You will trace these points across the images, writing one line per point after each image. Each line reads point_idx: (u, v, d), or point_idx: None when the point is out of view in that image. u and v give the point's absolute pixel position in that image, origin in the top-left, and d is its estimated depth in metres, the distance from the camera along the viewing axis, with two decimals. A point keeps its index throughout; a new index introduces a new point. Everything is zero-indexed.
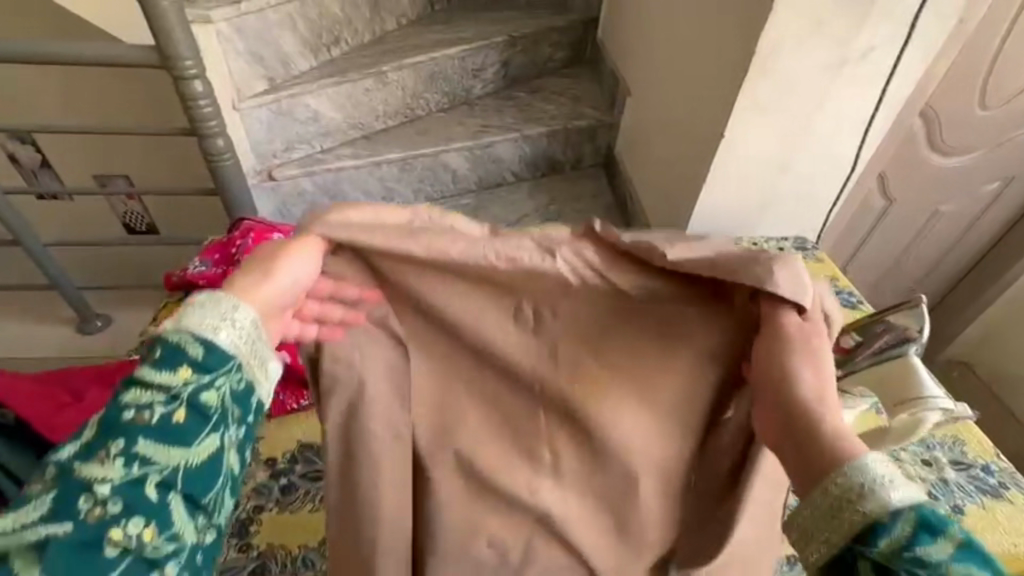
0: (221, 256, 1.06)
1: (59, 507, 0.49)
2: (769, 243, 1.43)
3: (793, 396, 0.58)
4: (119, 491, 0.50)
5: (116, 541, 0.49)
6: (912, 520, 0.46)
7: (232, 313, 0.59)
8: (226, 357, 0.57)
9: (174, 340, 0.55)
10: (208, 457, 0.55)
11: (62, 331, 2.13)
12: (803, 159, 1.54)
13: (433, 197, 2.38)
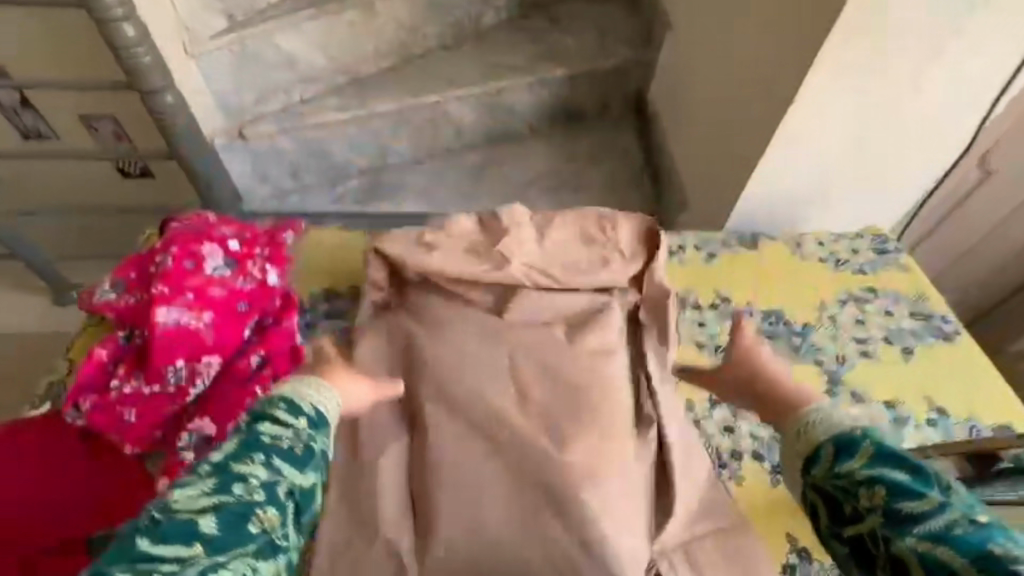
0: (137, 276, 0.83)
1: (219, 486, 0.52)
2: (840, 245, 1.14)
3: (762, 382, 0.74)
4: (267, 479, 0.54)
5: (262, 518, 0.52)
6: (834, 448, 0.60)
7: (321, 397, 0.64)
8: (328, 419, 0.63)
9: (301, 402, 0.62)
10: (313, 484, 0.58)
11: (39, 303, 1.97)
12: (881, 152, 1.14)
13: (436, 155, 2.04)
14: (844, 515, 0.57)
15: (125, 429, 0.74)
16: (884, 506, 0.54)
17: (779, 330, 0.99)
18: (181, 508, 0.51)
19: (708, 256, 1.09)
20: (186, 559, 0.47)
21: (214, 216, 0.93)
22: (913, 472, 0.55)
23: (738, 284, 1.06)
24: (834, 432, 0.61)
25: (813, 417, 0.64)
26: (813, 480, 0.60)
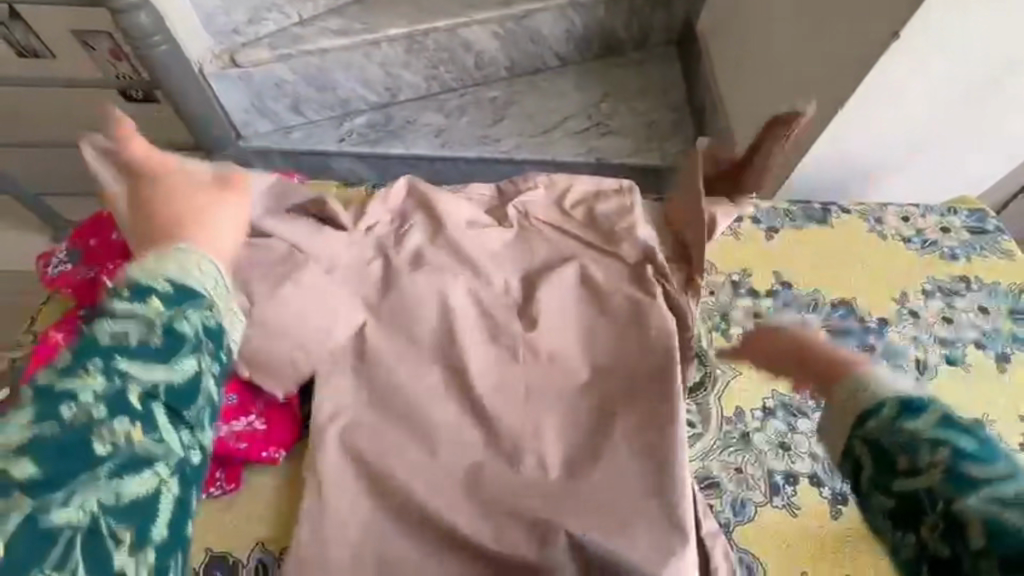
0: (96, 246, 0.71)
1: (41, 412, 0.37)
2: (928, 221, 0.95)
3: (813, 348, 0.47)
4: (115, 392, 0.38)
5: (108, 434, 0.37)
6: (894, 404, 0.38)
7: (196, 259, 0.43)
8: (206, 292, 0.42)
9: (148, 276, 0.41)
10: (198, 371, 0.40)
11: (37, 242, 1.87)
12: (988, 102, 0.94)
13: (452, 88, 1.81)
14: (897, 478, 0.37)
15: None
16: (948, 465, 0.35)
17: (848, 326, 0.83)
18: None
19: (768, 232, 0.92)
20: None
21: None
22: (976, 435, 0.36)
23: (800, 267, 0.90)
24: (890, 386, 0.40)
25: (851, 387, 0.41)
26: (854, 440, 0.39)
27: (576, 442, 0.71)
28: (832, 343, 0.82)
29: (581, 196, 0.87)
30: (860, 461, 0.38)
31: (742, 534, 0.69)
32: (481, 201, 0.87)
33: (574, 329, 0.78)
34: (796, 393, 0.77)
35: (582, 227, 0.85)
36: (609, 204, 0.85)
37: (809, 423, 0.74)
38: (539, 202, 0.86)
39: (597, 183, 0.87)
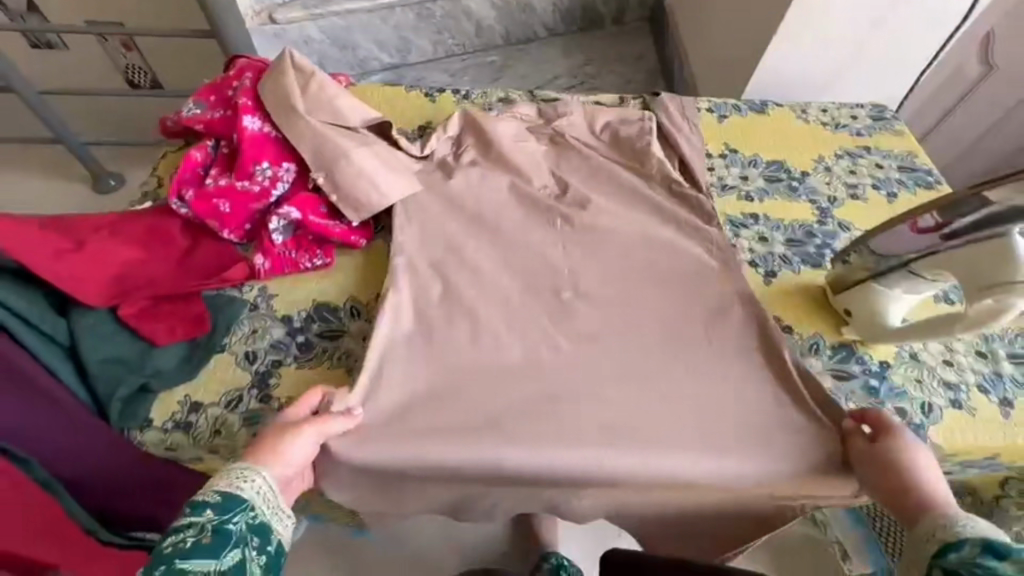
0: (217, 99, 0.94)
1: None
2: (841, 112, 1.24)
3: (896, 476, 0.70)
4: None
5: None
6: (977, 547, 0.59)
7: (247, 478, 0.64)
8: (247, 496, 0.63)
9: (206, 514, 0.60)
10: (242, 559, 0.60)
11: (77, 189, 2.02)
12: (891, 25, 1.22)
13: (455, 54, 2.08)
14: None
15: (223, 217, 0.86)
16: None
17: (779, 175, 1.10)
18: None
19: (720, 117, 1.20)
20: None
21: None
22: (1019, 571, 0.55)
23: (744, 140, 1.17)
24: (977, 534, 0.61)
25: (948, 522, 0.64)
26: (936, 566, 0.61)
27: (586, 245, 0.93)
28: (766, 184, 1.09)
29: (607, 121, 1.02)
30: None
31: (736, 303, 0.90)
32: (528, 119, 1.02)
33: (584, 168, 0.98)
34: (741, 215, 1.03)
35: (604, 143, 1.01)
36: (632, 128, 1.00)
37: (750, 232, 1.00)
38: (573, 123, 1.01)
39: (624, 111, 1.02)
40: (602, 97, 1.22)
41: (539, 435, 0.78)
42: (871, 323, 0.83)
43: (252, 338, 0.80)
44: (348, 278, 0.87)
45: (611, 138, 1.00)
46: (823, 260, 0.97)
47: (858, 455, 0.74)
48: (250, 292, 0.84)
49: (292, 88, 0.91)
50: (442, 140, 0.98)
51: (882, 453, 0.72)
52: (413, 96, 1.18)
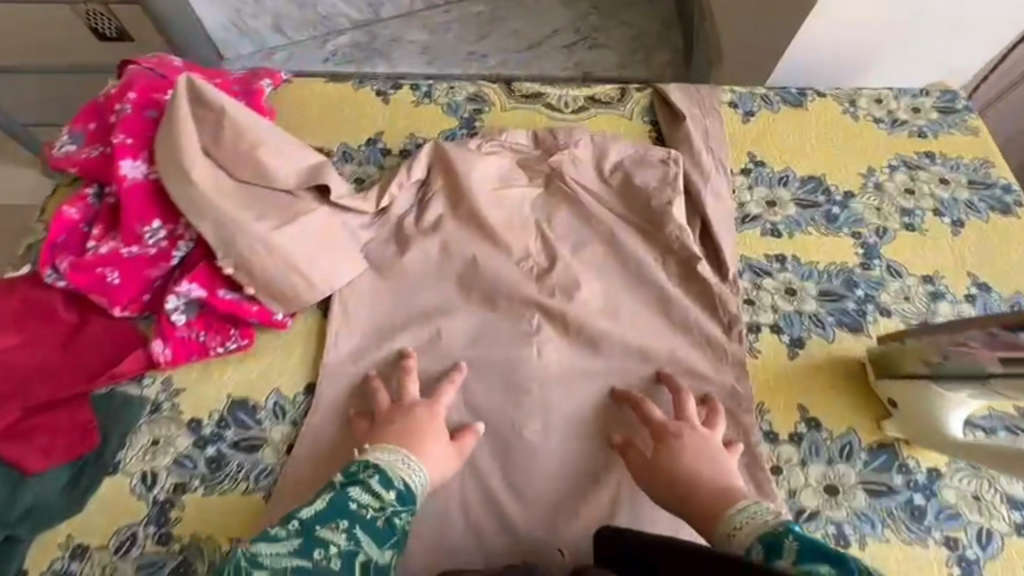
0: (97, 128, 0.74)
1: (302, 549, 0.55)
2: (900, 103, 0.98)
3: (696, 491, 0.62)
4: (346, 549, 0.56)
5: None
6: (761, 552, 0.55)
7: (409, 470, 0.62)
8: (415, 497, 0.61)
9: (391, 487, 0.60)
10: (386, 561, 0.58)
11: (26, 176, 1.83)
12: None
13: (436, 5, 1.76)
14: None
15: (111, 292, 0.69)
16: None
17: (816, 198, 0.88)
18: (267, 566, 0.54)
19: (744, 115, 0.96)
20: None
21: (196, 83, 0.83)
22: (834, 564, 0.50)
23: (774, 147, 0.93)
24: (761, 529, 0.56)
25: (750, 517, 0.58)
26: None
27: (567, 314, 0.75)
28: (799, 212, 0.87)
29: (619, 161, 0.87)
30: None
31: (755, 388, 0.73)
32: (520, 151, 0.89)
33: (570, 210, 0.84)
34: (765, 257, 0.82)
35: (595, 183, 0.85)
36: (649, 173, 0.85)
37: (774, 282, 0.80)
38: (572, 161, 0.87)
39: (642, 153, 0.86)
40: (598, 91, 0.97)
41: (495, 564, 0.66)
42: (923, 427, 0.66)
43: (151, 452, 0.65)
44: (272, 365, 0.71)
45: (620, 186, 0.85)
46: (865, 321, 0.78)
47: (642, 465, 0.67)
48: (152, 386, 0.69)
49: (186, 112, 0.70)
50: (407, 185, 0.83)
51: (661, 459, 0.66)
52: (363, 94, 0.95)
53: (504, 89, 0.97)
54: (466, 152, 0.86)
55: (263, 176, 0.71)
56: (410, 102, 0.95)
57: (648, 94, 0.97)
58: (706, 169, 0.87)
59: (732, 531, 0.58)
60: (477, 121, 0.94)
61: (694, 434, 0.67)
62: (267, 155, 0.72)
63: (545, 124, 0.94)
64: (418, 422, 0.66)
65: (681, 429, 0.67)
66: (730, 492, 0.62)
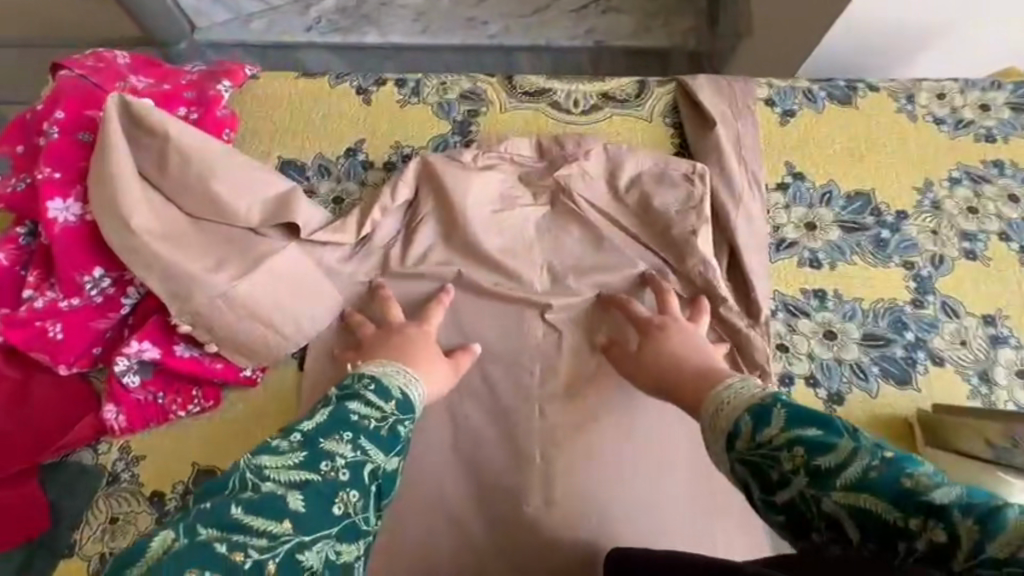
0: (23, 154, 0.64)
1: (308, 461, 0.48)
2: (967, 99, 0.84)
3: (678, 375, 0.57)
4: (355, 460, 0.49)
5: (343, 500, 0.47)
6: (749, 422, 0.46)
7: (405, 382, 0.57)
8: (415, 408, 0.56)
9: (393, 395, 0.55)
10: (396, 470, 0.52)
11: None
12: None
13: None
14: (775, 497, 0.43)
15: (52, 350, 0.61)
16: (807, 468, 0.42)
17: (863, 220, 0.76)
18: (271, 477, 0.47)
19: (783, 115, 0.83)
20: (280, 534, 0.43)
21: (139, 90, 0.70)
22: (824, 427, 0.42)
23: (816, 155, 0.81)
24: (749, 400, 0.47)
25: (731, 395, 0.49)
26: (735, 459, 0.45)
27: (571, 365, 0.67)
28: (844, 236, 0.76)
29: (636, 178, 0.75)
30: (746, 480, 0.45)
31: None
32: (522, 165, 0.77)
33: (578, 237, 0.73)
34: (802, 293, 0.72)
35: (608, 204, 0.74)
36: (671, 193, 0.73)
37: (811, 324, 0.70)
38: (583, 177, 0.75)
39: (663, 168, 0.74)
40: (613, 86, 0.84)
41: None
42: None
43: (108, 532, 0.59)
44: (240, 430, 0.63)
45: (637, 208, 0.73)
46: (914, 371, 0.68)
47: (630, 360, 0.63)
48: (108, 453, 0.61)
49: (124, 138, 0.61)
50: (391, 209, 0.72)
51: (647, 350, 0.62)
52: (340, 93, 0.82)
53: (503, 83, 0.84)
54: (457, 167, 0.74)
55: (219, 209, 0.62)
56: (394, 102, 0.82)
57: (672, 88, 0.83)
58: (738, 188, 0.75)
59: (720, 402, 0.49)
60: (473, 125, 0.82)
61: (680, 325, 0.63)
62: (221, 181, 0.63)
63: (550, 128, 0.81)
64: (413, 340, 0.62)
65: (665, 321, 0.63)
66: (713, 371, 0.55)
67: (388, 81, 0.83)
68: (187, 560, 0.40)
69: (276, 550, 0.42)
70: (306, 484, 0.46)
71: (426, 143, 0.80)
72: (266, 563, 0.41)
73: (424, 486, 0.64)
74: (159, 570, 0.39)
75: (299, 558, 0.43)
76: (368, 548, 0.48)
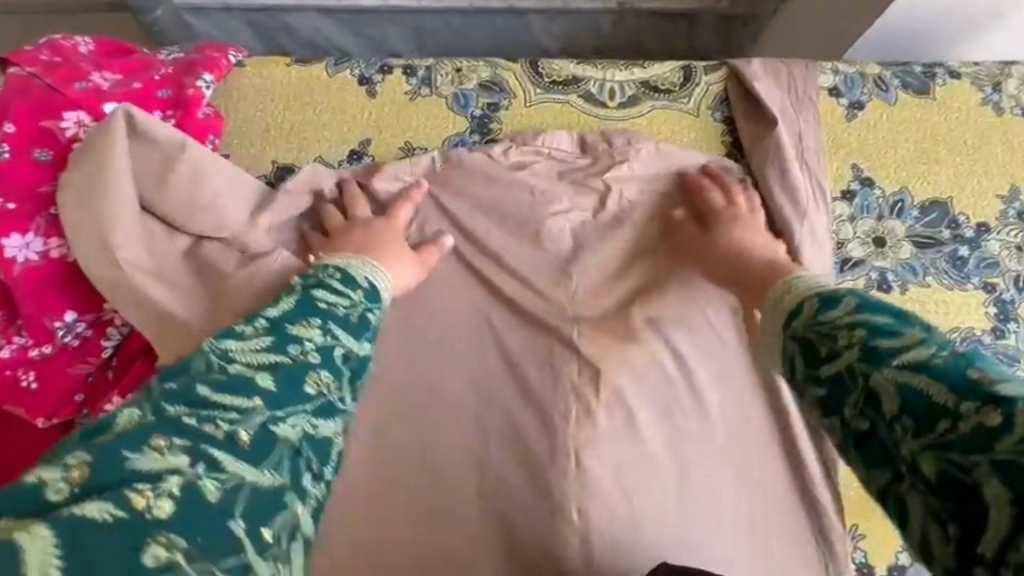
0: None
1: (276, 343, 0.46)
2: None
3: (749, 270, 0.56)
4: (325, 344, 0.48)
5: (315, 379, 0.45)
6: (816, 303, 0.42)
7: (371, 274, 0.56)
8: (383, 300, 0.55)
9: (361, 285, 0.54)
10: (366, 355, 0.51)
11: None
12: None
13: None
14: (823, 368, 0.38)
15: (28, 402, 0.55)
16: (864, 343, 0.37)
17: (939, 234, 0.67)
18: (237, 359, 0.44)
19: (850, 108, 0.72)
20: (251, 407, 0.41)
21: (103, 89, 0.60)
22: (898, 315, 0.38)
23: (887, 157, 0.70)
24: (823, 290, 0.44)
25: (797, 285, 0.46)
26: (790, 335, 0.42)
27: (614, 410, 0.59)
28: (917, 254, 0.67)
29: (684, 187, 0.66)
30: (793, 355, 0.41)
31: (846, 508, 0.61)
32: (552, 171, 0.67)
33: (618, 258, 0.64)
34: None
35: (653, 219, 0.65)
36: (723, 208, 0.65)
37: None
38: (622, 191, 0.66)
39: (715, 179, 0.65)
40: (654, 73, 0.72)
41: None
42: None
43: None
44: None
45: (687, 223, 0.64)
46: None
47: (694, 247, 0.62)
48: None
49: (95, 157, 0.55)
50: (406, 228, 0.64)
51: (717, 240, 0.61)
52: (337, 84, 0.70)
53: (528, 71, 0.72)
54: (484, 180, 0.66)
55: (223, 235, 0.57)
56: (400, 95, 0.71)
57: (723, 74, 0.72)
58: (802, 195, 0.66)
59: (791, 291, 0.46)
60: (494, 121, 0.71)
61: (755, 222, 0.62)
62: (223, 204, 0.58)
63: (583, 125, 0.71)
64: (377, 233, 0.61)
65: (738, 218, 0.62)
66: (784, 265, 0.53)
67: (392, 69, 0.71)
68: (150, 430, 0.37)
69: (248, 421, 0.40)
70: (271, 365, 0.44)
71: (440, 144, 0.70)
72: (238, 436, 0.39)
73: (406, 479, 0.60)
74: (114, 444, 0.36)
75: (274, 429, 0.40)
76: (345, 429, 0.46)
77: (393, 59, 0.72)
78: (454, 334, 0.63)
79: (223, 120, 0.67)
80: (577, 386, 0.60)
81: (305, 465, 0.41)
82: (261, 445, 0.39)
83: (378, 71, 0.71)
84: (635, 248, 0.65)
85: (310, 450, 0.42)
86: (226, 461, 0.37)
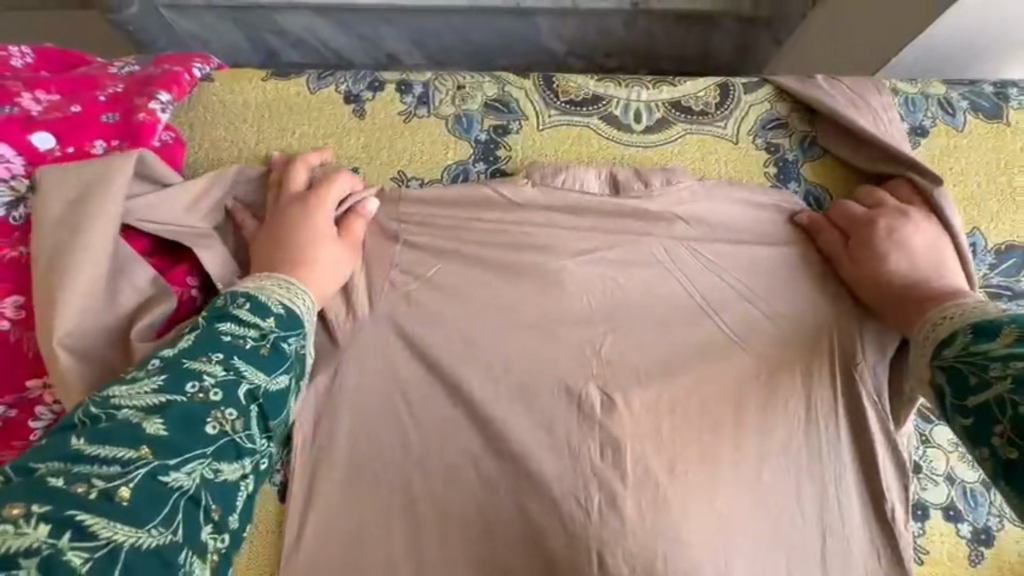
0: None
1: (169, 383, 0.38)
2: None
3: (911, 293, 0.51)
4: (227, 379, 0.40)
5: (219, 417, 0.38)
6: (968, 333, 0.42)
7: (291, 295, 0.47)
8: (306, 323, 0.47)
9: (277, 311, 0.45)
10: (286, 388, 0.44)
11: None
12: None
13: None
14: (971, 397, 0.39)
15: None
16: (1020, 373, 0.37)
17: (1016, 283, 0.59)
18: (122, 405, 0.37)
19: (913, 135, 0.62)
20: (134, 459, 0.34)
21: (33, 115, 0.51)
22: None
23: (957, 192, 0.61)
24: (981, 317, 0.43)
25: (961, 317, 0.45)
26: (938, 364, 0.43)
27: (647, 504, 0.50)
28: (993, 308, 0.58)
29: (725, 232, 0.57)
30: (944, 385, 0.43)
31: None
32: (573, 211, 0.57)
33: (649, 314, 0.55)
34: None
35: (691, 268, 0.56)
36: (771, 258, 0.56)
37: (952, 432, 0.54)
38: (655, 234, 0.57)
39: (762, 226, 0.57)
40: (685, 91, 0.63)
41: None
42: None
43: None
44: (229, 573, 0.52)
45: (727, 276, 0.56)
46: None
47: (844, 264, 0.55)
48: None
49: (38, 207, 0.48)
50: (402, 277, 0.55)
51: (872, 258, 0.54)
52: (319, 102, 0.60)
53: (540, 88, 0.62)
54: (495, 215, 0.57)
55: None
56: (394, 117, 0.61)
57: (764, 94, 0.63)
58: (878, 227, 0.54)
59: (953, 320, 0.45)
60: (501, 146, 0.61)
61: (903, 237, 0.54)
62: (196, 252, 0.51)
63: (606, 152, 0.61)
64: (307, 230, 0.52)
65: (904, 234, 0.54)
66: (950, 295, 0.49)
67: (383, 85, 0.62)
68: (5, 497, 0.31)
69: (130, 476, 0.33)
70: (162, 409, 0.37)
71: (442, 176, 0.60)
72: (117, 492, 0.32)
73: (394, 535, 0.52)
74: None
75: (163, 480, 0.34)
76: (258, 470, 0.40)
77: (384, 73, 0.62)
78: (456, 403, 0.53)
79: (184, 145, 0.57)
80: (604, 473, 0.51)
81: (203, 516, 0.35)
82: (144, 503, 0.33)
83: (367, 87, 0.61)
84: (668, 301, 0.55)
85: (210, 498, 0.36)
86: (99, 527, 0.31)
